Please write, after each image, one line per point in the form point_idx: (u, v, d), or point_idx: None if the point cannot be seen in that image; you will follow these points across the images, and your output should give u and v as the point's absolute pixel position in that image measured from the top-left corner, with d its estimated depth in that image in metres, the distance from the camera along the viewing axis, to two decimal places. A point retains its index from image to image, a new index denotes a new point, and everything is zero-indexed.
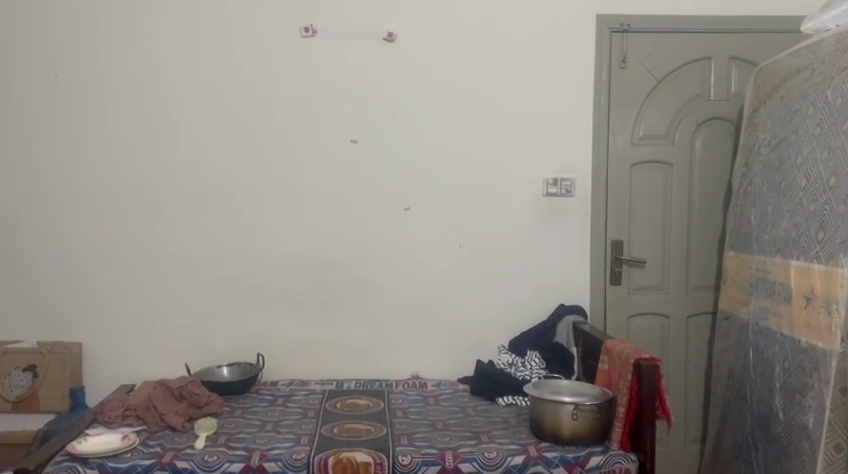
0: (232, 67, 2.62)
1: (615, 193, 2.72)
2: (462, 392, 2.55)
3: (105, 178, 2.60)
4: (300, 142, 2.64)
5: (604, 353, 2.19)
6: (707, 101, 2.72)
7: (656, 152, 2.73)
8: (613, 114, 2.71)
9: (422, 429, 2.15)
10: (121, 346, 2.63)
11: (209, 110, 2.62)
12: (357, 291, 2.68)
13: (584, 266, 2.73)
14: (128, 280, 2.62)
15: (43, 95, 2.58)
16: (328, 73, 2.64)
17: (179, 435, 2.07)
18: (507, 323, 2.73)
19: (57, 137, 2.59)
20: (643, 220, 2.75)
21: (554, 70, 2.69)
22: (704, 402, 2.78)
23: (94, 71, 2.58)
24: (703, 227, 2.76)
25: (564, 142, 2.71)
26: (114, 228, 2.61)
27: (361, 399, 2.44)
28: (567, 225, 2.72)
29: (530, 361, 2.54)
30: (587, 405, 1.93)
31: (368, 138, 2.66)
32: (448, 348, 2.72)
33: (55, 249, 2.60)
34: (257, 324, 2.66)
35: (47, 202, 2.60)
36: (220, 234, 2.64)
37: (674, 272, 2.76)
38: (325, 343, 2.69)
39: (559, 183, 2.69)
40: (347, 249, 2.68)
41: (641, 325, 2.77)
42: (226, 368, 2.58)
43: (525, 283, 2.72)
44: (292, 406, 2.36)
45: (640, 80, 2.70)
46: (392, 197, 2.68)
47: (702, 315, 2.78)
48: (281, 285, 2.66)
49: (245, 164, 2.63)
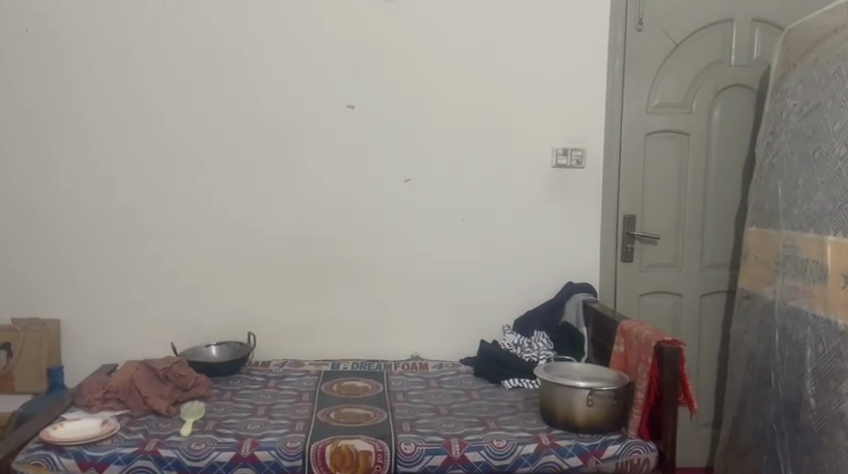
0: (217, 24, 2.42)
1: (629, 165, 2.57)
2: (464, 375, 2.41)
3: (81, 144, 2.41)
4: (291, 107, 2.46)
5: (620, 335, 2.05)
6: (727, 67, 2.56)
7: (672, 120, 2.57)
8: (628, 80, 2.54)
9: (425, 415, 2.01)
10: (101, 324, 2.47)
11: (194, 70, 2.42)
12: (353, 267, 2.53)
13: (594, 241, 2.58)
14: (107, 253, 2.45)
15: (11, 51, 2.37)
16: (320, 34, 2.45)
17: (164, 420, 1.93)
18: (512, 302, 2.59)
19: (30, 97, 2.39)
20: (658, 194, 2.60)
21: (563, 32, 2.51)
22: (717, 384, 2.67)
23: (66, 26, 2.38)
24: (718, 202, 2.63)
25: (573, 110, 2.54)
26: (92, 197, 2.43)
27: (358, 381, 2.30)
28: (575, 199, 2.56)
29: (537, 342, 2.42)
30: (603, 391, 1.80)
31: (363, 104, 2.48)
32: (449, 328, 2.58)
33: (27, 220, 2.42)
34: (247, 302, 2.51)
35: (17, 168, 2.41)
36: (206, 205, 2.46)
37: (689, 249, 2.63)
38: (318, 322, 2.54)
39: (569, 154, 2.53)
40: (343, 220, 2.51)
41: (652, 304, 2.64)
42: (214, 348, 2.43)
43: (532, 260, 2.58)
44: (284, 388, 2.22)
45: (657, 43, 2.53)
46: (392, 169, 2.51)
47: (716, 295, 2.65)
48: (272, 260, 2.50)
49: (233, 131, 2.45)
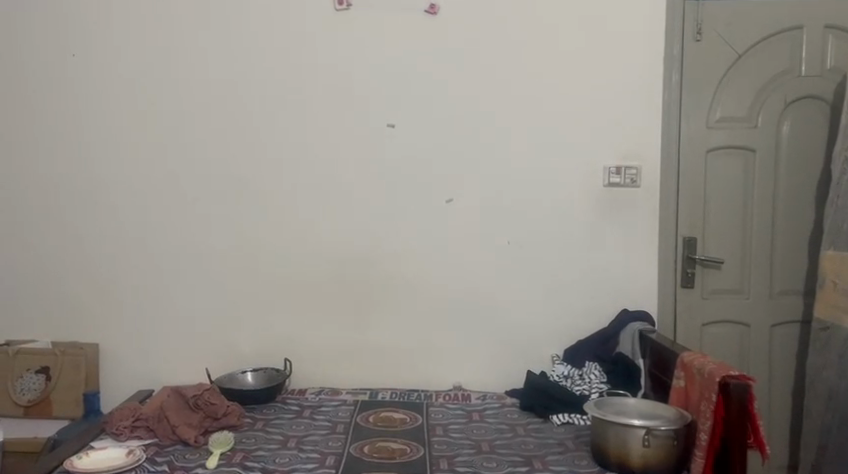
0: (257, 42, 2.38)
1: (688, 184, 2.39)
2: (509, 408, 2.25)
3: (122, 169, 2.41)
4: (331, 127, 2.40)
5: (680, 368, 1.86)
6: (797, 77, 2.36)
7: (736, 135, 2.38)
8: (686, 94, 2.38)
9: (465, 452, 1.86)
10: (138, 349, 2.44)
11: (233, 92, 2.39)
12: (392, 292, 2.42)
13: (650, 266, 2.40)
14: (147, 275, 2.42)
15: (56, 76, 2.40)
16: (361, 51, 2.39)
17: (191, 451, 1.85)
18: (561, 330, 2.42)
19: (75, 122, 2.41)
20: (721, 215, 2.41)
21: (615, 43, 2.37)
22: (792, 423, 2.43)
23: (110, 52, 2.39)
24: (789, 224, 2.41)
25: (627, 126, 2.38)
26: (132, 221, 2.42)
27: (397, 413, 2.18)
28: (629, 220, 2.39)
29: (589, 374, 2.25)
30: (662, 431, 1.63)
31: (406, 122, 2.40)
32: (494, 357, 2.44)
33: (70, 243, 2.43)
34: (284, 327, 2.43)
35: (60, 191, 2.42)
36: (243, 229, 2.41)
37: (757, 274, 2.41)
38: (356, 349, 2.43)
39: (623, 172, 2.37)
40: (382, 243, 2.42)
41: (717, 335, 2.43)
42: (250, 374, 2.36)
43: (583, 286, 2.41)
44: (319, 419, 2.11)
45: (718, 54, 2.36)
46: (433, 189, 2.41)
47: (789, 325, 2.42)
48: (310, 284, 2.42)
49: (271, 151, 2.40)
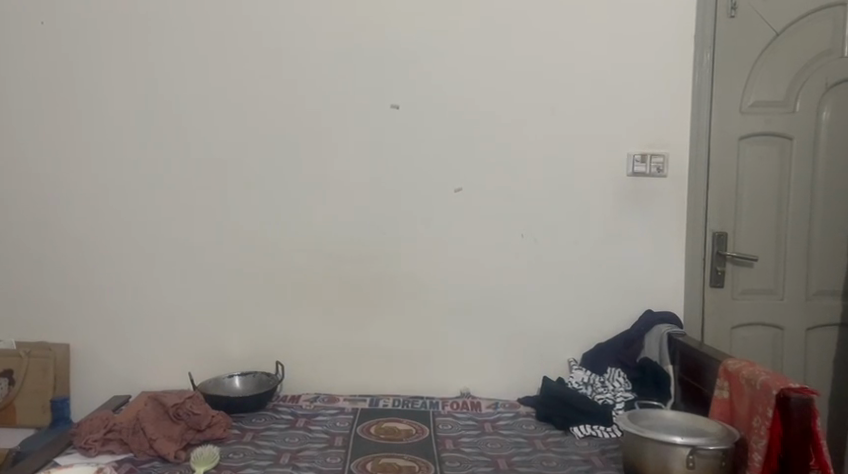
0: (246, 17, 2.15)
1: (719, 175, 2.20)
2: (525, 418, 2.05)
3: (96, 150, 2.17)
4: (329, 108, 2.17)
5: (723, 377, 1.66)
6: (839, 58, 2.17)
7: (771, 122, 2.19)
8: (719, 76, 2.17)
9: (481, 470, 1.66)
10: (112, 350, 2.21)
11: (220, 65, 2.16)
12: (393, 289, 2.21)
13: (676, 264, 2.21)
14: (123, 269, 2.19)
15: (22, 44, 2.16)
16: (361, 24, 2.16)
17: (170, 469, 1.63)
18: (579, 333, 2.22)
19: (46, 94, 2.17)
20: (754, 208, 2.22)
21: (641, 19, 2.16)
22: (827, 432, 2.25)
23: (83, 18, 2.15)
24: (828, 218, 2.22)
25: (653, 110, 2.18)
26: (106, 207, 2.18)
27: (401, 423, 1.97)
28: (654, 213, 2.20)
29: (612, 381, 2.07)
30: (708, 451, 1.44)
31: (411, 104, 2.17)
32: (505, 361, 2.23)
33: (37, 232, 2.19)
34: (276, 328, 2.21)
35: (27, 173, 2.18)
36: (232, 219, 2.18)
37: (791, 272, 2.22)
38: (354, 352, 2.22)
39: (648, 160, 2.17)
40: (384, 237, 2.20)
41: (748, 338, 2.24)
42: (238, 379, 2.14)
43: (603, 284, 2.21)
44: (315, 430, 1.90)
45: (753, 32, 2.17)
46: (440, 177, 2.19)
47: (827, 327, 2.23)
48: (304, 280, 2.20)
49: (261, 133, 2.17)
